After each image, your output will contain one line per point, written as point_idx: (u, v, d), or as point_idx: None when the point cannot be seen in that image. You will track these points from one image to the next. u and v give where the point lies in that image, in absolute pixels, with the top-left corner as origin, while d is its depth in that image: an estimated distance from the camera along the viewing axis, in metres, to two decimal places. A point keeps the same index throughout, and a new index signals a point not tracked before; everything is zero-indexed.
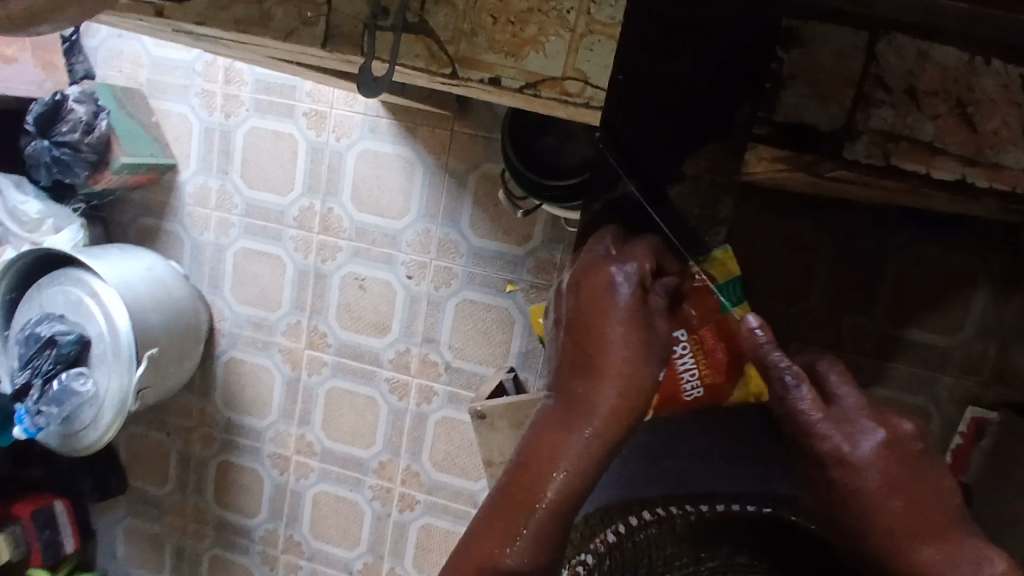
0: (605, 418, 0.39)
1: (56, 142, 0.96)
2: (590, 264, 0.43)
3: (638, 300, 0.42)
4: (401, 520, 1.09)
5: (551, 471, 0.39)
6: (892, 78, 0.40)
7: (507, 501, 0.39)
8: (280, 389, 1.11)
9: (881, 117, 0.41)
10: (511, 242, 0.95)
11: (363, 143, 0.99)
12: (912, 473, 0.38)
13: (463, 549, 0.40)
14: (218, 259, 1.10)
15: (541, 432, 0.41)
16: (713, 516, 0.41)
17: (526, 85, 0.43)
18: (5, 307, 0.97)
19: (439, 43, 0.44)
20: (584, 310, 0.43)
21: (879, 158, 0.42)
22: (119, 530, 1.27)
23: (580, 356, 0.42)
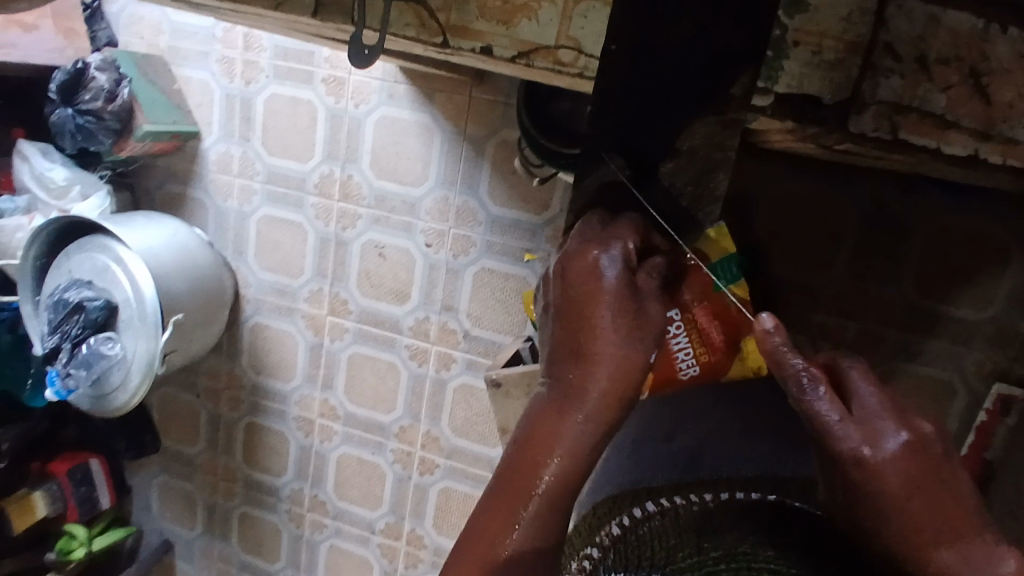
0: (598, 401, 0.38)
1: (80, 110, 1.00)
2: (576, 251, 0.42)
3: (627, 282, 0.41)
4: (422, 483, 1.11)
5: (546, 458, 0.37)
6: (901, 46, 0.41)
7: (505, 493, 0.38)
8: (303, 354, 1.13)
9: (890, 87, 0.42)
10: (529, 210, 0.94)
11: (381, 109, 0.98)
12: (933, 475, 0.35)
13: (463, 546, 0.38)
14: (242, 226, 1.11)
15: (534, 420, 0.40)
16: (720, 504, 0.44)
17: (519, 54, 0.45)
18: (35, 273, 1.00)
19: (429, 11, 0.46)
20: (571, 296, 0.41)
21: (887, 129, 0.44)
22: (155, 486, 1.32)
23: (570, 341, 0.41)
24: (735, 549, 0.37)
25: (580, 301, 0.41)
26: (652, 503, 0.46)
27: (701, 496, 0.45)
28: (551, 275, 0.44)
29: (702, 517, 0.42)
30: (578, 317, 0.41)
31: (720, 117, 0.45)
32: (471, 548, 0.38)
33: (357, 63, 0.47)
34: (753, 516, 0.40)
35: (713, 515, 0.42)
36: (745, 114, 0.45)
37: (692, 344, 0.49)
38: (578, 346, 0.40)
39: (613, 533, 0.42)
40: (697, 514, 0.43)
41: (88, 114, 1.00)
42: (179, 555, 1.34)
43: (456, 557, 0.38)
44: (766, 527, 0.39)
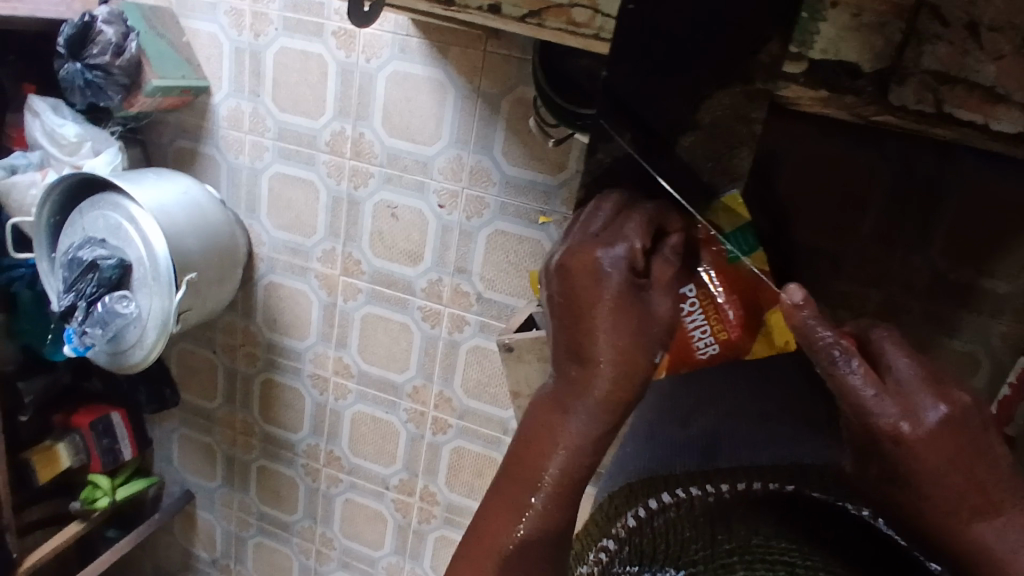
0: (600, 400, 0.36)
1: (88, 64, 0.98)
2: (576, 246, 0.40)
3: (630, 280, 0.38)
4: (435, 442, 1.12)
5: (549, 454, 0.36)
6: (947, 11, 0.42)
7: (511, 482, 0.38)
8: (317, 313, 1.13)
9: (934, 54, 0.43)
10: (544, 170, 0.92)
11: (393, 64, 0.95)
12: (962, 441, 0.34)
13: (470, 534, 0.39)
14: (254, 183, 1.10)
15: (535, 417, 0.38)
16: (737, 492, 0.43)
17: (531, 14, 0.48)
18: (49, 230, 1.00)
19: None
20: (570, 295, 0.38)
21: (930, 102, 0.44)
22: (175, 439, 1.35)
23: (569, 341, 0.38)
24: (749, 540, 0.37)
25: (578, 300, 0.38)
26: (667, 494, 0.44)
27: (716, 487, 0.44)
28: (547, 268, 0.41)
29: (718, 509, 0.41)
30: (576, 317, 0.38)
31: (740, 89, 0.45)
32: (479, 539, 0.38)
33: (354, 21, 0.45)
34: (771, 507, 0.40)
35: (730, 507, 0.41)
36: (769, 84, 0.45)
37: (709, 321, 0.49)
38: (577, 345, 0.38)
39: (628, 526, 0.42)
40: (711, 506, 0.42)
41: (98, 70, 0.98)
42: (200, 505, 1.37)
43: (465, 544, 0.38)
44: (781, 515, 0.39)
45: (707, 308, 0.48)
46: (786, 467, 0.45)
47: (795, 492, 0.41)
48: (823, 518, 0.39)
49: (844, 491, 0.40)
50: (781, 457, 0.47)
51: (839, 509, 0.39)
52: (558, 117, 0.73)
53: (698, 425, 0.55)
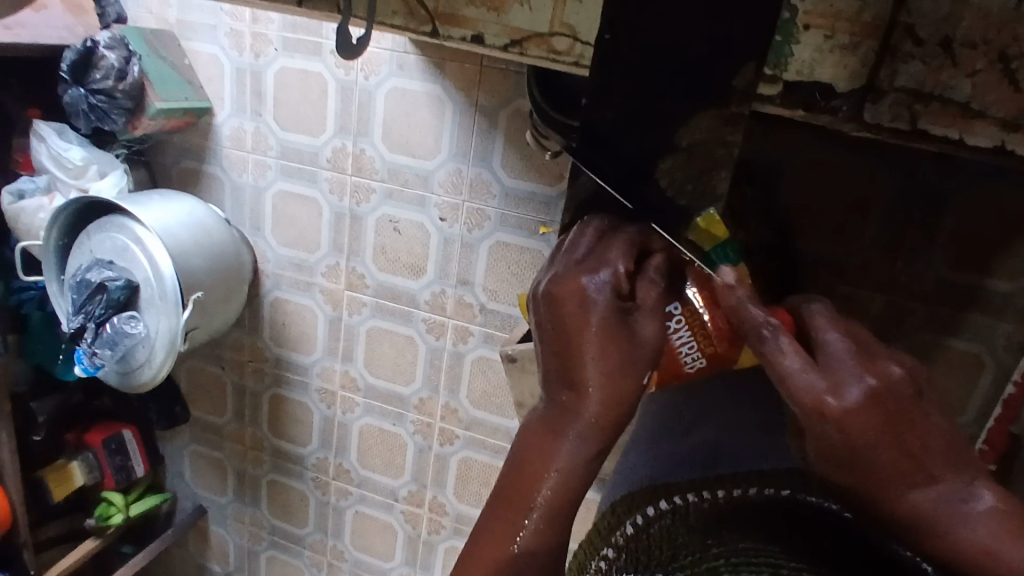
0: (592, 423, 0.38)
1: (92, 89, 1.00)
2: (562, 274, 0.41)
3: (616, 305, 0.39)
4: (442, 453, 1.13)
5: (541, 477, 0.38)
6: (924, 28, 0.39)
7: (505, 506, 0.39)
8: (323, 327, 1.14)
9: (910, 73, 0.41)
10: (543, 182, 0.92)
11: (392, 80, 0.96)
12: (879, 411, 0.36)
13: (466, 555, 0.39)
14: (258, 202, 1.11)
15: (527, 442, 0.39)
16: (731, 499, 0.43)
17: (512, 41, 0.46)
18: (57, 252, 1.02)
19: (418, 1, 0.47)
20: (559, 322, 0.39)
21: (904, 119, 0.42)
22: (186, 456, 1.36)
23: (559, 367, 0.39)
24: (738, 543, 0.37)
25: (567, 327, 0.39)
26: (664, 501, 0.45)
27: (712, 492, 0.45)
28: (535, 295, 0.42)
29: (712, 515, 0.42)
30: (566, 344, 0.39)
31: (723, 111, 0.42)
32: (474, 561, 0.39)
33: (342, 54, 0.45)
34: (766, 508, 0.41)
35: (723, 509, 0.42)
36: (745, 105, 0.41)
37: (696, 338, 0.48)
38: (566, 371, 0.39)
39: (627, 532, 0.43)
40: (706, 509, 0.43)
41: (101, 94, 1.00)
42: (212, 520, 1.38)
43: (461, 564, 0.39)
44: (778, 524, 0.39)
45: (694, 324, 0.47)
46: (781, 471, 0.46)
47: (790, 497, 0.43)
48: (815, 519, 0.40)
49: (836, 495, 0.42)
50: (778, 463, 0.48)
51: (829, 511, 0.41)
52: (553, 129, 0.74)
53: (700, 433, 0.56)
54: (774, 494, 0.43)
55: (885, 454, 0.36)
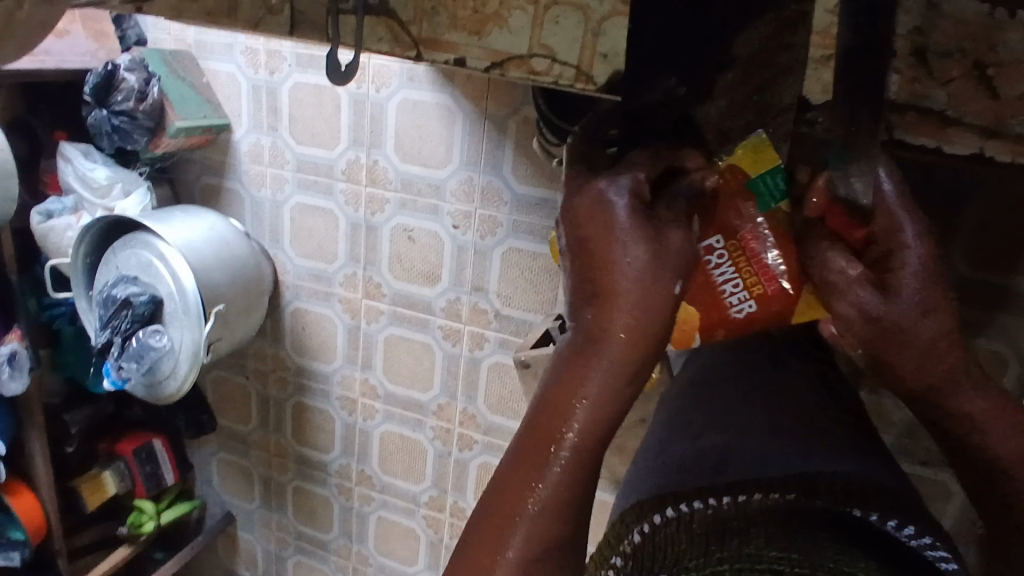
0: (625, 339, 0.35)
1: (114, 111, 1.04)
2: (582, 188, 0.39)
3: (641, 213, 0.37)
4: (462, 458, 1.14)
5: (572, 401, 0.35)
6: (901, 36, 0.39)
7: (531, 437, 0.36)
8: (342, 336, 1.16)
9: (891, 85, 0.49)
10: (554, 187, 0.93)
11: (402, 92, 0.98)
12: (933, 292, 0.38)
13: (493, 493, 0.36)
14: (277, 215, 1.13)
15: (555, 367, 0.36)
16: (738, 508, 0.41)
17: (493, 64, 0.44)
18: (85, 269, 1.05)
19: (401, 24, 0.44)
20: (582, 237, 0.37)
21: (891, 128, 0.51)
22: (213, 463, 1.39)
23: (587, 282, 0.37)
24: (741, 550, 0.37)
25: (590, 239, 0.37)
26: (671, 507, 0.42)
27: (718, 498, 0.42)
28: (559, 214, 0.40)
29: (716, 528, 0.40)
30: (590, 257, 0.37)
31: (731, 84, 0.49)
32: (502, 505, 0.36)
33: (333, 79, 0.45)
34: (776, 519, 0.39)
35: (729, 523, 0.40)
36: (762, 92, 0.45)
37: (741, 275, 0.47)
38: (593, 287, 0.36)
39: (633, 542, 0.41)
40: (711, 521, 0.40)
41: (123, 115, 1.04)
42: (241, 526, 1.41)
43: (486, 505, 0.36)
44: (786, 531, 0.38)
45: (738, 262, 0.47)
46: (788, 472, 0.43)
47: (796, 502, 0.40)
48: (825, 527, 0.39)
49: (850, 497, 0.40)
50: (789, 465, 0.44)
51: (839, 512, 0.40)
52: (559, 137, 0.75)
53: (710, 438, 0.49)
54: (781, 499, 0.41)
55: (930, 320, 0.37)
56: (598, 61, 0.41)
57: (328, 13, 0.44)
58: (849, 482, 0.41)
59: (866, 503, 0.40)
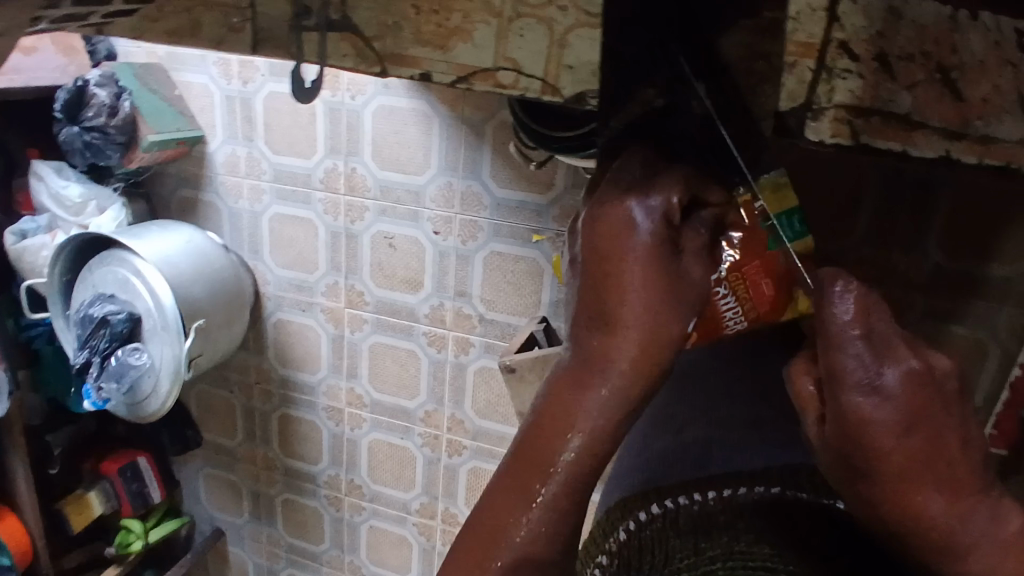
0: (628, 372, 0.28)
1: (86, 126, 1.02)
2: (604, 199, 0.31)
3: (666, 239, 0.29)
4: (451, 464, 1.13)
5: (561, 435, 0.28)
6: (858, 44, 0.33)
7: (502, 495, 0.28)
8: (326, 346, 1.15)
9: (848, 89, 0.34)
10: (533, 190, 0.93)
11: (378, 99, 0.97)
12: (938, 404, 0.27)
13: (464, 531, 0.29)
14: (256, 226, 1.12)
15: (544, 393, 0.30)
16: (723, 500, 0.39)
17: (458, 78, 0.42)
18: (61, 288, 1.04)
19: (365, 42, 0.42)
20: (595, 257, 0.30)
21: (846, 135, 0.36)
22: (200, 478, 1.37)
23: (594, 316, 0.29)
24: (732, 547, 0.35)
25: (605, 260, 0.29)
26: (654, 505, 0.40)
27: (704, 492, 0.40)
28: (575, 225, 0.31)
29: (703, 522, 0.37)
30: (603, 283, 0.29)
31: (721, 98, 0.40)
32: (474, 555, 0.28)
33: (299, 96, 0.46)
34: (762, 513, 0.38)
35: (715, 517, 0.38)
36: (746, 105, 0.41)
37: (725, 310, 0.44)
38: (599, 306, 0.29)
39: (619, 539, 0.38)
40: (697, 516, 0.38)
41: (94, 131, 1.02)
42: (231, 541, 1.40)
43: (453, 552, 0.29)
44: (776, 521, 0.37)
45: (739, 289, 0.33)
46: (779, 469, 0.41)
47: (781, 495, 0.39)
48: (811, 519, 0.37)
49: (832, 489, 0.38)
50: (772, 459, 0.42)
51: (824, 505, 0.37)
52: (536, 141, 0.74)
53: (691, 432, 0.48)
54: (765, 492, 0.39)
55: (931, 441, 0.26)
56: (566, 74, 0.39)
57: (292, 29, 0.43)
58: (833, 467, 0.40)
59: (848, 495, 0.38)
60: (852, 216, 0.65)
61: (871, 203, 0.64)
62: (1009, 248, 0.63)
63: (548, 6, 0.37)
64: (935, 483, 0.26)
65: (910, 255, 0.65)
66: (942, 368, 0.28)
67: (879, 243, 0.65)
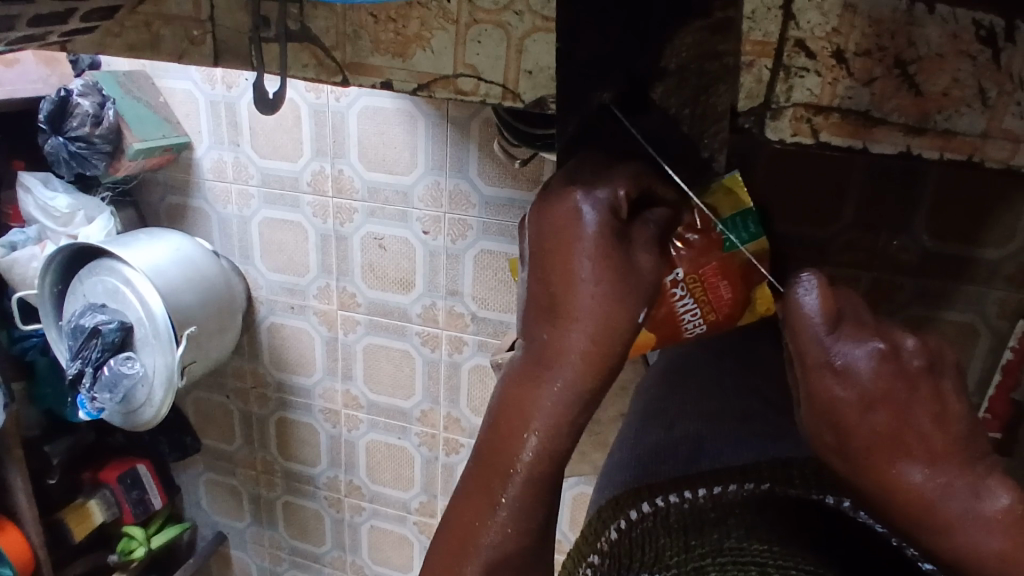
0: (579, 366, 0.28)
1: (70, 136, 1.02)
2: (550, 194, 0.31)
3: (614, 230, 0.29)
4: (449, 462, 1.13)
5: (517, 435, 0.28)
6: (813, 41, 0.38)
7: (474, 478, 0.29)
8: (320, 348, 1.15)
9: (807, 88, 0.40)
10: (521, 187, 0.93)
11: (362, 99, 0.97)
12: (904, 386, 0.26)
13: (439, 531, 0.30)
14: (245, 231, 1.12)
15: (499, 392, 0.30)
16: (713, 500, 0.36)
17: (420, 85, 0.44)
18: (52, 299, 1.04)
19: (325, 51, 0.44)
20: (542, 252, 0.29)
21: (806, 132, 0.41)
22: (201, 484, 1.38)
23: (542, 310, 0.29)
24: (723, 543, 0.33)
25: (552, 255, 0.29)
26: (645, 502, 0.37)
27: (693, 491, 0.37)
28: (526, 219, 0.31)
29: (695, 522, 0.35)
30: (550, 280, 0.29)
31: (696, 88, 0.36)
32: (447, 556, 0.29)
33: (262, 107, 0.45)
34: (755, 511, 0.35)
35: (706, 514, 0.36)
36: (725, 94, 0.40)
37: (700, 304, 0.46)
38: (548, 301, 0.29)
39: (610, 538, 0.35)
40: (688, 514, 0.36)
41: (80, 141, 1.02)
42: (233, 545, 1.40)
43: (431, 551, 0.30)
44: (774, 517, 0.35)
45: (697, 291, 0.45)
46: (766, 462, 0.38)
47: (770, 491, 0.36)
48: (801, 517, 0.35)
49: (822, 483, 0.36)
50: (764, 453, 0.40)
51: (814, 501, 0.35)
52: (520, 139, 0.74)
53: (683, 426, 0.45)
54: (755, 488, 0.37)
55: (900, 419, 0.26)
56: (525, 78, 0.41)
57: (251, 40, 0.44)
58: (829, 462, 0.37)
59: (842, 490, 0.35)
60: (837, 204, 0.62)
61: (855, 190, 0.62)
62: (992, 232, 0.61)
63: (501, 11, 0.40)
64: (911, 456, 0.26)
65: (896, 239, 0.63)
66: (912, 349, 0.27)
67: (863, 229, 0.63)
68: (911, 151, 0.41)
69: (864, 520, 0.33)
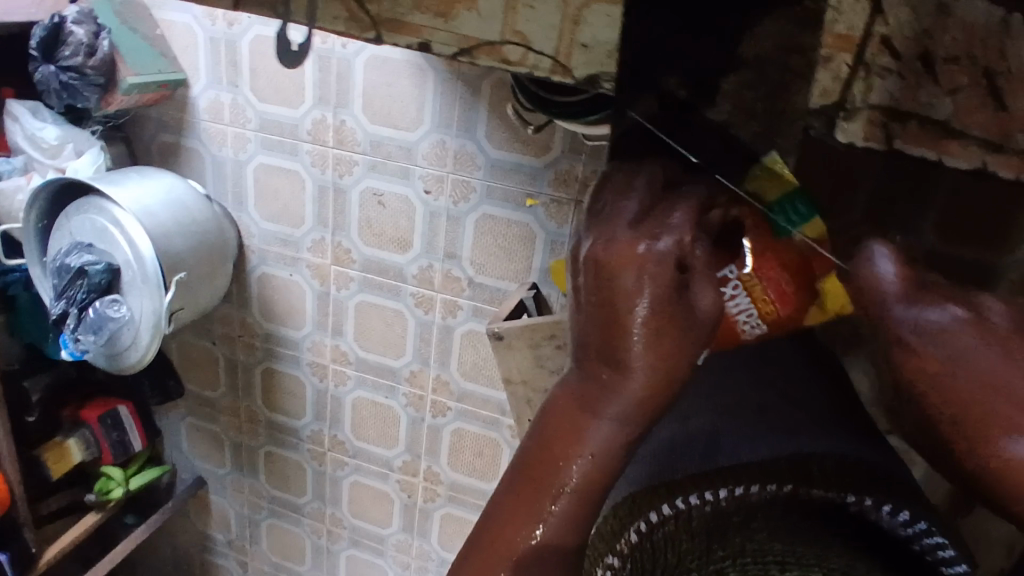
0: (632, 403, 0.34)
1: (62, 66, 0.97)
2: (610, 240, 0.36)
3: (673, 282, 0.35)
4: (435, 425, 1.13)
5: (573, 455, 0.35)
6: (901, 40, 0.33)
7: (529, 482, 0.36)
8: (312, 302, 1.13)
9: (885, 90, 0.34)
10: (529, 153, 0.90)
11: (370, 50, 0.93)
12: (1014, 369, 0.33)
13: (489, 523, 0.37)
14: (240, 175, 1.08)
15: (554, 413, 0.37)
16: (732, 504, 0.37)
17: (460, 51, 0.41)
18: (37, 234, 1.01)
19: (359, 4, 0.42)
20: (604, 301, 0.35)
21: (876, 140, 0.35)
22: (183, 429, 1.37)
23: (604, 348, 0.35)
24: (744, 547, 0.35)
25: (613, 305, 0.35)
26: (664, 504, 0.37)
27: (715, 492, 0.38)
28: (580, 262, 0.37)
29: (717, 530, 0.36)
30: (610, 323, 0.35)
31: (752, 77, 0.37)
32: (493, 540, 0.37)
33: (286, 61, 0.46)
34: (778, 518, 0.37)
35: (729, 521, 0.37)
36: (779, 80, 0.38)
37: (756, 303, 0.43)
38: (608, 345, 0.35)
39: (630, 541, 0.36)
40: (710, 519, 0.37)
41: (71, 71, 0.97)
42: (212, 489, 1.40)
43: (475, 548, 0.37)
44: (800, 524, 0.37)
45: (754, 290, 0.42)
46: (782, 460, 0.40)
47: (794, 493, 0.38)
48: (823, 518, 0.38)
49: (846, 482, 0.39)
50: (780, 448, 0.41)
51: (839, 501, 0.39)
52: (538, 106, 0.71)
53: (698, 421, 0.45)
54: (778, 490, 0.38)
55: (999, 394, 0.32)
56: (579, 53, 0.39)
57: None
58: (843, 462, 0.40)
59: (863, 488, 0.39)
60: None
61: None
62: None
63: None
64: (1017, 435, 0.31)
65: None
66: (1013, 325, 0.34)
67: None
68: (987, 170, 0.34)
69: (888, 519, 0.38)
